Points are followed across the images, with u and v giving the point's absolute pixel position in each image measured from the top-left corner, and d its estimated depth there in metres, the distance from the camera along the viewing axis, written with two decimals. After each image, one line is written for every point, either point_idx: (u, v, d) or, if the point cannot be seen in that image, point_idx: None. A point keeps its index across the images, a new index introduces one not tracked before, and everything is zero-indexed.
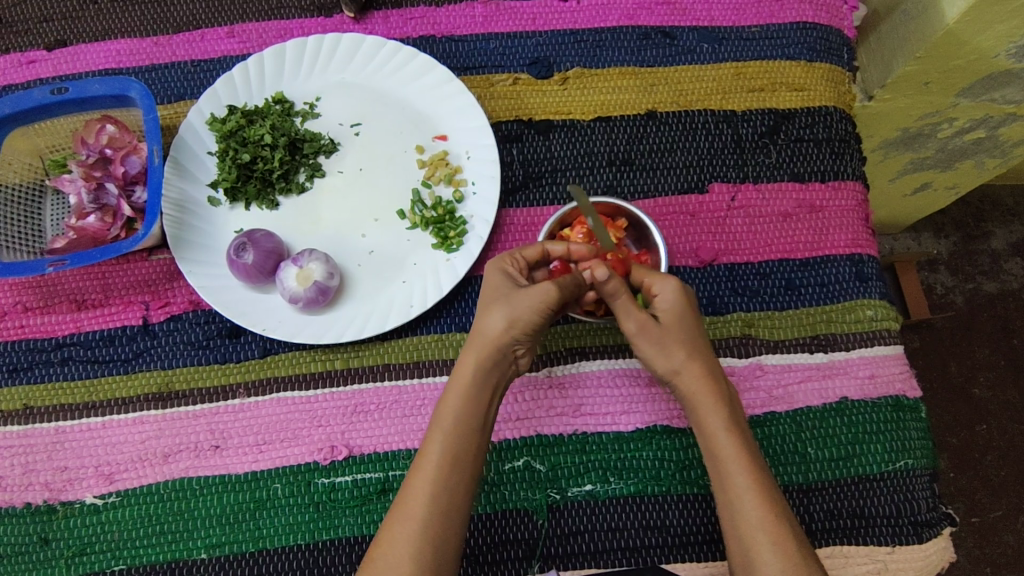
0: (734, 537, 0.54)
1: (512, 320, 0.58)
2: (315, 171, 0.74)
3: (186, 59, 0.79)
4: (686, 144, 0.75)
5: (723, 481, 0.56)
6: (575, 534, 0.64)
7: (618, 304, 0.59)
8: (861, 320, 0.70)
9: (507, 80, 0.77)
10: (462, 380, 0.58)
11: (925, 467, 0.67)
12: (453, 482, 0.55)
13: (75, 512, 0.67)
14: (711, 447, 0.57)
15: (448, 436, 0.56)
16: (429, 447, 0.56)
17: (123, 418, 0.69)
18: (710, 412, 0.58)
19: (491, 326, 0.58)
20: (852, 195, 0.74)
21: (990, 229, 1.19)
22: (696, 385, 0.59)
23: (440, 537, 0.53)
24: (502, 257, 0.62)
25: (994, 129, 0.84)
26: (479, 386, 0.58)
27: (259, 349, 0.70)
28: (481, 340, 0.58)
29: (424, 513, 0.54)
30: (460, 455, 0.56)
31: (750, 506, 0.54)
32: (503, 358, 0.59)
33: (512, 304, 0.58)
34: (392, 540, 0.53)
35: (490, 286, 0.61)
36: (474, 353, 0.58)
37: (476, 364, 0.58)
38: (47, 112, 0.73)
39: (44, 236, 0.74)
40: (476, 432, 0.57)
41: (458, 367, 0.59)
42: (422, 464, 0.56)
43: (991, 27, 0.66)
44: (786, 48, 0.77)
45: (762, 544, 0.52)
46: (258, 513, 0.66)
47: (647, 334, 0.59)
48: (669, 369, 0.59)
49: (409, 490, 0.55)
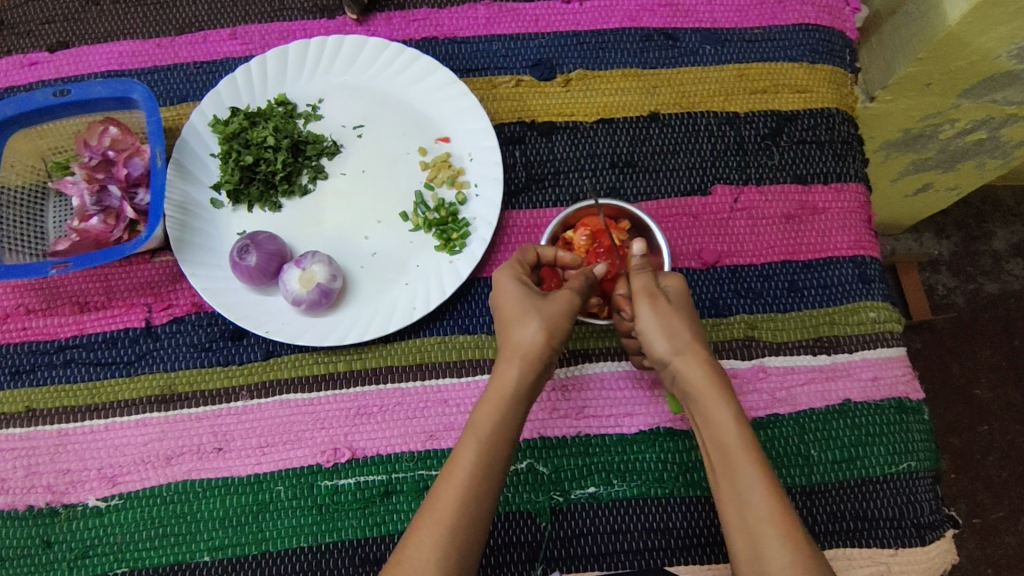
0: (742, 532, 0.54)
1: (548, 334, 0.58)
2: (318, 172, 0.74)
3: (188, 60, 0.79)
4: (690, 145, 0.75)
5: (731, 473, 0.55)
6: (579, 536, 0.64)
7: (637, 284, 0.61)
8: (865, 322, 0.70)
9: (510, 82, 0.77)
10: (500, 389, 0.57)
11: (928, 468, 0.67)
12: (484, 494, 0.55)
13: (78, 514, 0.67)
14: (717, 439, 0.56)
15: (483, 443, 0.56)
16: (462, 452, 0.56)
17: (126, 420, 0.69)
18: (715, 403, 0.57)
19: (531, 338, 0.58)
20: (856, 197, 0.74)
21: (991, 230, 1.19)
22: (698, 373, 0.58)
23: (463, 543, 0.53)
24: (521, 259, 0.63)
25: (997, 130, 0.84)
26: (519, 396, 0.57)
27: (262, 351, 0.70)
28: (520, 351, 0.58)
29: (453, 520, 0.53)
30: (494, 464, 0.55)
31: (759, 499, 0.54)
32: (540, 370, 0.59)
33: (547, 315, 0.58)
34: (420, 545, 0.53)
35: (508, 296, 0.61)
36: (515, 364, 0.58)
37: (517, 375, 0.58)
38: (50, 114, 0.73)
39: (46, 239, 0.74)
40: (508, 443, 0.57)
41: (497, 376, 0.58)
42: (454, 471, 0.55)
43: (994, 28, 0.66)
44: (789, 49, 0.77)
45: (770, 539, 0.52)
46: (262, 515, 0.66)
47: (658, 312, 0.59)
48: (671, 349, 0.59)
49: (436, 497, 0.55)
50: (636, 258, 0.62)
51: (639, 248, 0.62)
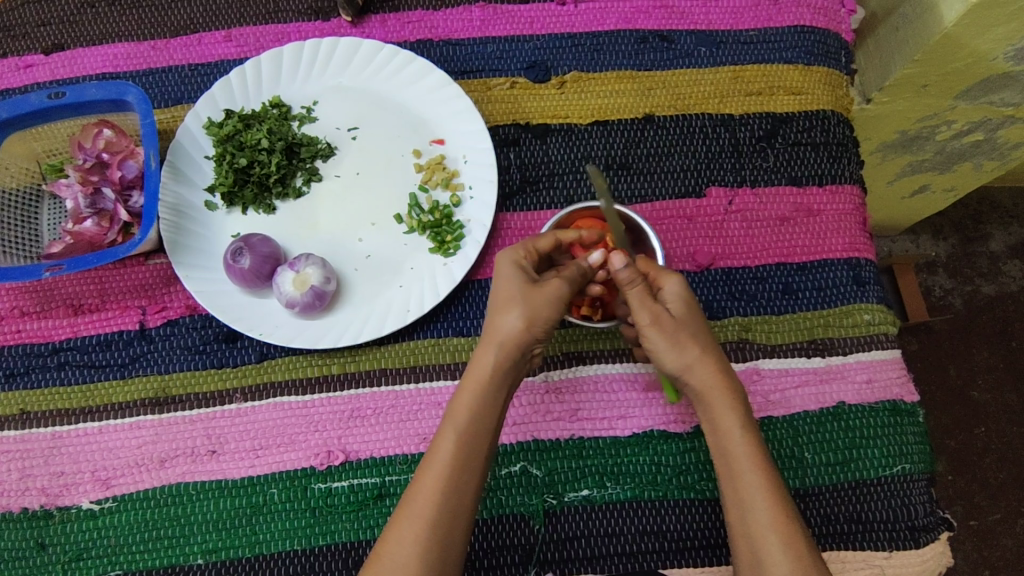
0: (744, 537, 0.55)
1: (528, 320, 0.58)
2: (313, 175, 0.74)
3: (184, 63, 0.79)
4: (685, 148, 0.75)
5: (735, 480, 0.56)
6: (573, 538, 0.64)
7: (631, 300, 0.58)
8: (860, 324, 0.70)
9: (505, 84, 0.77)
10: (477, 374, 0.57)
11: (924, 471, 0.67)
12: (460, 486, 0.54)
13: (72, 516, 0.67)
14: (723, 444, 0.57)
15: (460, 433, 0.56)
16: (441, 440, 0.56)
17: (121, 423, 0.69)
18: (723, 410, 0.58)
19: (512, 325, 0.58)
20: (851, 199, 0.74)
21: (990, 231, 1.19)
22: (709, 380, 0.58)
23: (451, 542, 0.54)
24: (515, 248, 0.61)
25: (994, 131, 0.84)
26: (496, 382, 0.57)
27: (256, 353, 0.70)
28: (500, 337, 0.58)
29: (432, 513, 0.53)
30: (471, 454, 0.55)
31: (761, 505, 0.55)
32: (520, 357, 0.59)
33: (531, 304, 0.58)
34: (401, 540, 0.53)
35: (503, 281, 0.60)
36: (494, 350, 0.58)
37: (495, 360, 0.58)
38: (45, 116, 0.73)
39: (41, 240, 0.74)
40: (486, 434, 0.56)
41: (476, 361, 0.58)
42: (433, 461, 0.55)
43: (990, 30, 0.66)
44: (785, 51, 0.77)
45: (773, 545, 0.53)
46: (256, 518, 0.66)
47: (660, 329, 0.58)
48: (681, 364, 0.58)
49: (417, 490, 0.55)
50: (618, 275, 0.57)
51: (621, 265, 0.56)
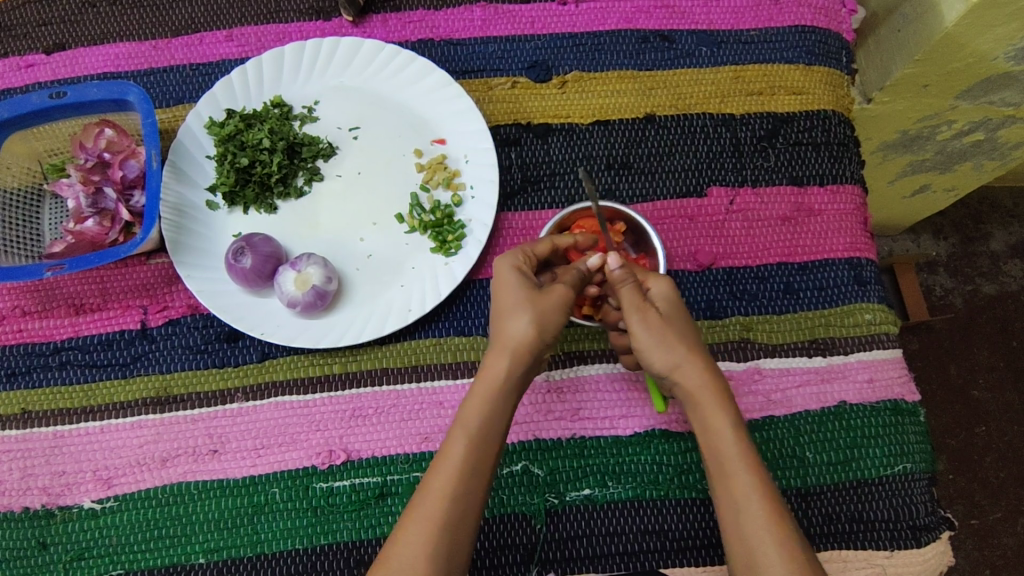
0: (738, 538, 0.54)
1: (538, 325, 0.58)
2: (314, 175, 0.74)
3: (185, 62, 0.79)
4: (686, 148, 0.75)
5: (728, 480, 0.56)
6: (574, 538, 0.64)
7: (624, 298, 0.59)
8: (861, 324, 0.70)
9: (506, 84, 0.77)
10: (491, 379, 0.58)
11: (924, 471, 0.67)
12: (469, 489, 0.55)
13: (74, 516, 0.67)
14: (715, 446, 0.57)
15: (472, 437, 0.56)
16: (451, 444, 0.56)
17: (122, 422, 0.69)
18: (714, 411, 0.58)
19: (521, 330, 0.58)
20: (852, 199, 0.74)
21: (990, 231, 1.19)
22: (698, 381, 0.59)
23: (455, 543, 0.53)
24: (513, 253, 0.61)
25: (994, 131, 0.84)
26: (509, 388, 0.58)
27: (257, 353, 0.70)
28: (511, 343, 0.58)
29: (440, 514, 0.53)
30: (482, 458, 0.56)
31: (755, 506, 0.54)
32: (532, 363, 0.59)
33: (540, 308, 0.58)
34: (406, 541, 0.53)
35: (505, 285, 0.60)
36: (507, 356, 0.58)
37: (509, 366, 0.58)
38: (46, 116, 0.73)
39: (43, 240, 0.74)
40: (497, 438, 0.57)
41: (488, 366, 0.58)
42: (443, 464, 0.55)
43: (991, 30, 0.66)
44: (786, 51, 0.77)
45: (767, 545, 0.53)
46: (257, 517, 0.66)
47: (649, 327, 0.59)
48: (670, 363, 0.59)
49: (426, 492, 0.55)
50: (613, 273, 0.59)
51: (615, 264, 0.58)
